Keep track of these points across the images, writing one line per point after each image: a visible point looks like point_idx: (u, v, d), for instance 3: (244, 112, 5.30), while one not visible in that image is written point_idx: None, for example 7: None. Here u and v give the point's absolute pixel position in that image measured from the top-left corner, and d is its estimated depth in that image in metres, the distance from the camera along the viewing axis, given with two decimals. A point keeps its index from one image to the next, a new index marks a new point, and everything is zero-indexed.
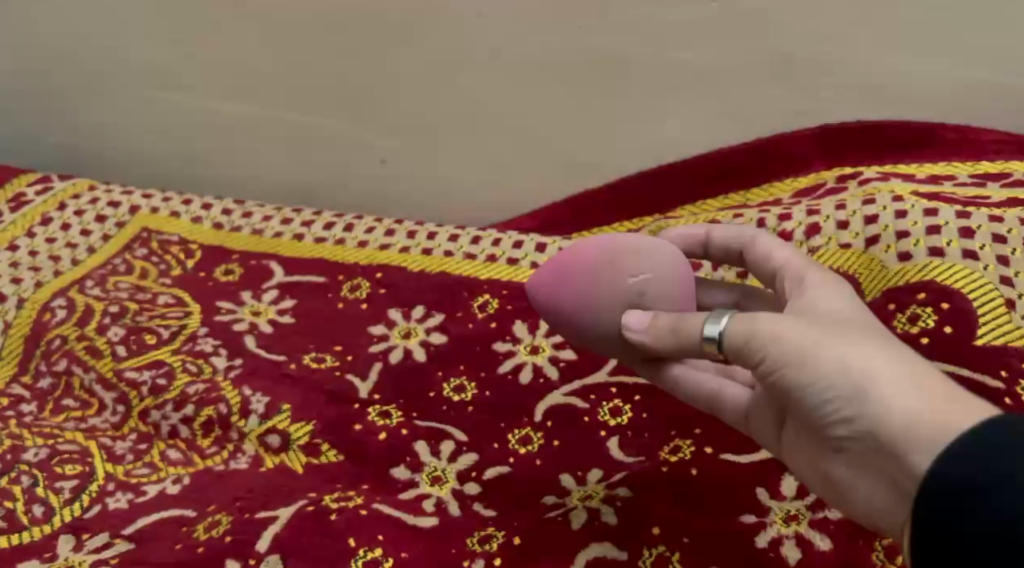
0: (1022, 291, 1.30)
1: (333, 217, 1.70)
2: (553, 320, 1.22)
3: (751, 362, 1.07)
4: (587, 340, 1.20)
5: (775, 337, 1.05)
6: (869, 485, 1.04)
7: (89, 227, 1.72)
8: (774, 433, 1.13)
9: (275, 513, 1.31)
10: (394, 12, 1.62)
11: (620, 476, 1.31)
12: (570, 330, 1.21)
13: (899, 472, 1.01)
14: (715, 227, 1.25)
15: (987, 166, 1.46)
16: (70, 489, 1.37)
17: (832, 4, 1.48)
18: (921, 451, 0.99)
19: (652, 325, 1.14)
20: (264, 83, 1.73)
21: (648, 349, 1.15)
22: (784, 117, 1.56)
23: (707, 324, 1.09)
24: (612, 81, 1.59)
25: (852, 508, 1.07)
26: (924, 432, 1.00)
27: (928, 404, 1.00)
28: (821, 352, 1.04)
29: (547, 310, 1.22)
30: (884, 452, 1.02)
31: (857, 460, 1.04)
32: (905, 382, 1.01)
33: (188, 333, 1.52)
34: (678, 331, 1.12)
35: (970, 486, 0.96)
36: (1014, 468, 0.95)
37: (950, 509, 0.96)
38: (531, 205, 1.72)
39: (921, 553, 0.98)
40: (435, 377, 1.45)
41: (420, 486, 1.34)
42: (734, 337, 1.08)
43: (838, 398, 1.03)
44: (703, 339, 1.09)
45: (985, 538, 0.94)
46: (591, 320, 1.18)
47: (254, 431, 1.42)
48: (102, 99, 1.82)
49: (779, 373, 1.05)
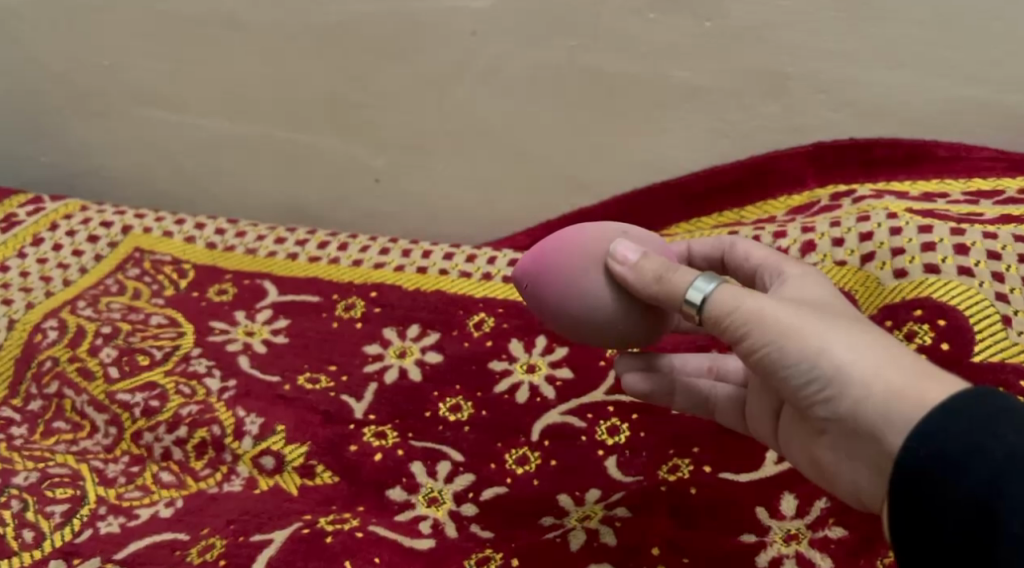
0: (1018, 307, 1.29)
1: (328, 235, 1.69)
2: (531, 298, 1.19)
3: (735, 339, 1.10)
4: (571, 313, 1.17)
5: (757, 318, 1.09)
6: (852, 467, 1.10)
7: (81, 247, 1.70)
8: (769, 420, 1.19)
9: (271, 536, 1.30)
10: (384, 32, 1.61)
11: (618, 496, 1.30)
12: (550, 302, 1.18)
13: (878, 452, 1.06)
14: (693, 242, 1.26)
15: (979, 182, 1.46)
16: (61, 513, 1.35)
17: (825, 22, 1.47)
18: (896, 429, 1.04)
19: (636, 265, 1.14)
20: (256, 102, 1.72)
21: (626, 284, 1.15)
22: (779, 135, 1.55)
23: (693, 283, 1.11)
24: (606, 99, 1.58)
25: (837, 484, 1.12)
26: (898, 410, 1.04)
27: (902, 383, 1.04)
28: (800, 333, 1.07)
29: (525, 286, 1.20)
30: (863, 431, 1.06)
31: (840, 441, 1.09)
32: (881, 363, 1.06)
33: (181, 354, 1.51)
34: (661, 282, 1.13)
35: (947, 461, 1.00)
36: (985, 439, 0.99)
37: (933, 489, 1.00)
38: (524, 222, 1.72)
39: (916, 541, 1.01)
40: (432, 397, 1.43)
41: (417, 508, 1.33)
42: (716, 314, 1.10)
43: (816, 379, 1.07)
44: (683, 301, 1.11)
45: (967, 511, 0.98)
46: (579, 285, 1.16)
47: (249, 453, 1.40)
48: (92, 119, 1.81)
49: (760, 354, 1.09)
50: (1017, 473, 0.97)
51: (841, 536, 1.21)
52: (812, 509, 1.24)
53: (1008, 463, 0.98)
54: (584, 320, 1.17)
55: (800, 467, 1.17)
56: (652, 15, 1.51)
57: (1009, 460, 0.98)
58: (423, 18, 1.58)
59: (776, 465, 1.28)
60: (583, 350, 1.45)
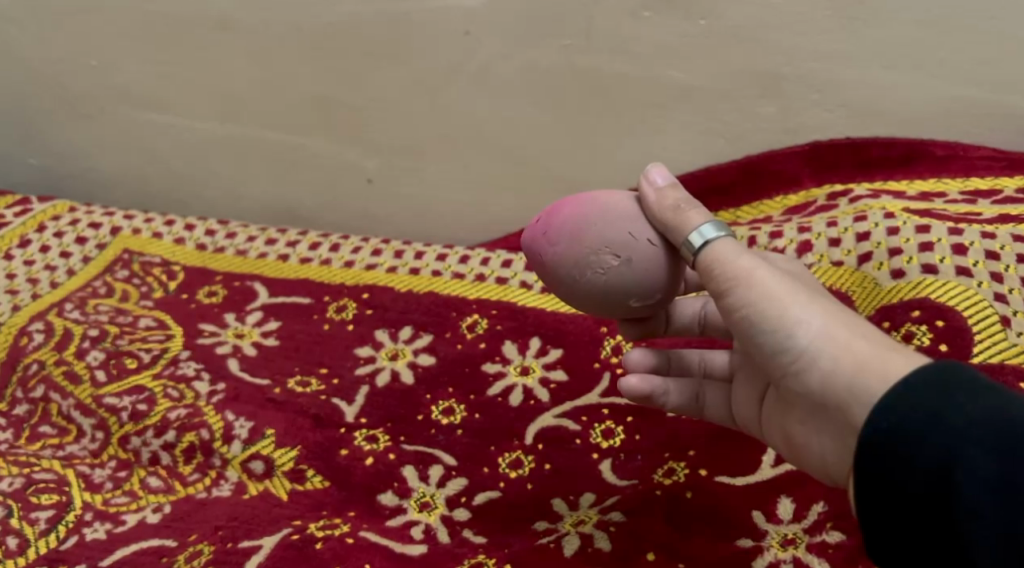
0: (1017, 308, 1.27)
1: (319, 236, 1.67)
2: (541, 224, 1.17)
3: (722, 296, 1.09)
4: (586, 216, 1.15)
5: (744, 276, 1.08)
6: (820, 440, 1.08)
7: (68, 249, 1.68)
8: (750, 406, 1.18)
9: (259, 542, 1.29)
10: (375, 32, 1.59)
11: (612, 500, 1.28)
12: (564, 213, 1.16)
13: (843, 425, 1.04)
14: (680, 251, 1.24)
15: (977, 182, 1.45)
16: (46, 520, 1.34)
17: (820, 21, 1.45)
18: (861, 402, 1.02)
19: (661, 190, 1.14)
20: (246, 103, 1.70)
21: (644, 204, 1.15)
22: (774, 135, 1.54)
23: (700, 226, 1.11)
24: (599, 99, 1.56)
25: (806, 461, 1.10)
26: (864, 382, 1.02)
27: (871, 356, 1.03)
28: (775, 298, 1.06)
29: (534, 221, 1.18)
30: (829, 404, 1.04)
31: (810, 415, 1.07)
32: (853, 335, 1.04)
33: (169, 357, 1.49)
34: (676, 213, 1.13)
35: (908, 432, 0.98)
36: (944, 408, 0.97)
37: (895, 461, 0.98)
38: (516, 223, 1.70)
39: (880, 515, 0.99)
40: (424, 400, 1.41)
41: (408, 513, 1.32)
42: (708, 269, 1.10)
43: (787, 346, 1.06)
44: (684, 239, 1.11)
45: (929, 482, 0.96)
46: (597, 197, 1.16)
47: (238, 457, 1.38)
48: (80, 120, 1.79)
49: (742, 312, 1.07)
50: (976, 440, 0.96)
51: (838, 542, 1.18)
52: (809, 514, 1.21)
53: (964, 430, 0.96)
54: (598, 222, 1.14)
55: (776, 448, 1.15)
56: (646, 14, 1.49)
57: (965, 427, 0.96)
58: (414, 18, 1.56)
59: (772, 469, 1.26)
60: (577, 353, 1.43)
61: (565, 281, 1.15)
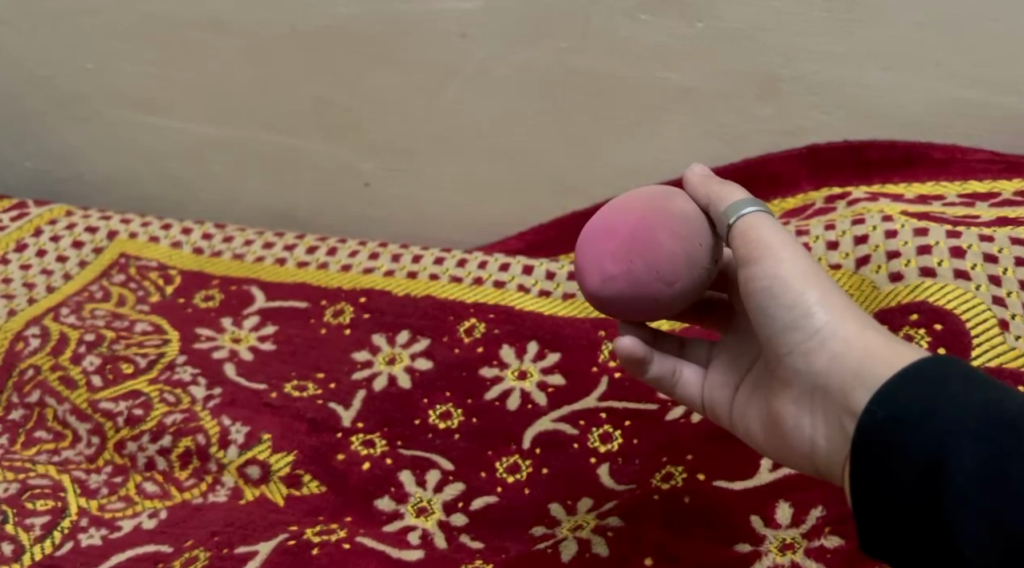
0: (1015, 311, 1.26)
1: (316, 240, 1.66)
2: (643, 266, 1.11)
3: (745, 267, 1.08)
4: (690, 240, 1.12)
5: (772, 250, 1.07)
6: (811, 420, 1.07)
7: (65, 253, 1.68)
8: (726, 391, 1.17)
9: (254, 548, 1.29)
10: (371, 32, 1.58)
11: (609, 506, 1.28)
12: (663, 246, 1.11)
13: (841, 408, 1.04)
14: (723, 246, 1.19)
15: (975, 186, 1.43)
16: (41, 525, 1.34)
17: (817, 22, 1.45)
18: (864, 386, 1.03)
19: (706, 173, 1.16)
20: (244, 106, 1.70)
21: (689, 182, 1.16)
22: (773, 137, 1.53)
23: (743, 201, 1.11)
24: (596, 101, 1.56)
25: (791, 446, 1.10)
26: (868, 368, 1.03)
27: (880, 346, 1.04)
28: (796, 277, 1.07)
29: (628, 266, 1.11)
30: (831, 385, 1.05)
31: (804, 396, 1.08)
32: (863, 325, 1.06)
33: (166, 362, 1.48)
34: (721, 187, 1.14)
35: (902, 427, 0.98)
36: (935, 401, 0.98)
37: (891, 456, 0.98)
38: (513, 225, 1.70)
39: (875, 507, 0.99)
40: (421, 404, 1.41)
41: (405, 518, 1.32)
42: (740, 238, 1.09)
43: (800, 326, 1.06)
44: (725, 210, 1.12)
45: (922, 478, 0.96)
46: (668, 215, 1.12)
47: (233, 463, 1.38)
48: (76, 123, 1.78)
49: (763, 285, 1.07)
50: (964, 432, 0.95)
51: (836, 546, 1.17)
52: (808, 518, 1.20)
53: (956, 423, 0.96)
54: (700, 239, 1.12)
55: (750, 433, 1.15)
56: (643, 16, 1.49)
57: (956, 420, 0.96)
58: (410, 19, 1.56)
59: (770, 473, 1.24)
60: (576, 355, 1.42)
61: (682, 304, 1.13)
